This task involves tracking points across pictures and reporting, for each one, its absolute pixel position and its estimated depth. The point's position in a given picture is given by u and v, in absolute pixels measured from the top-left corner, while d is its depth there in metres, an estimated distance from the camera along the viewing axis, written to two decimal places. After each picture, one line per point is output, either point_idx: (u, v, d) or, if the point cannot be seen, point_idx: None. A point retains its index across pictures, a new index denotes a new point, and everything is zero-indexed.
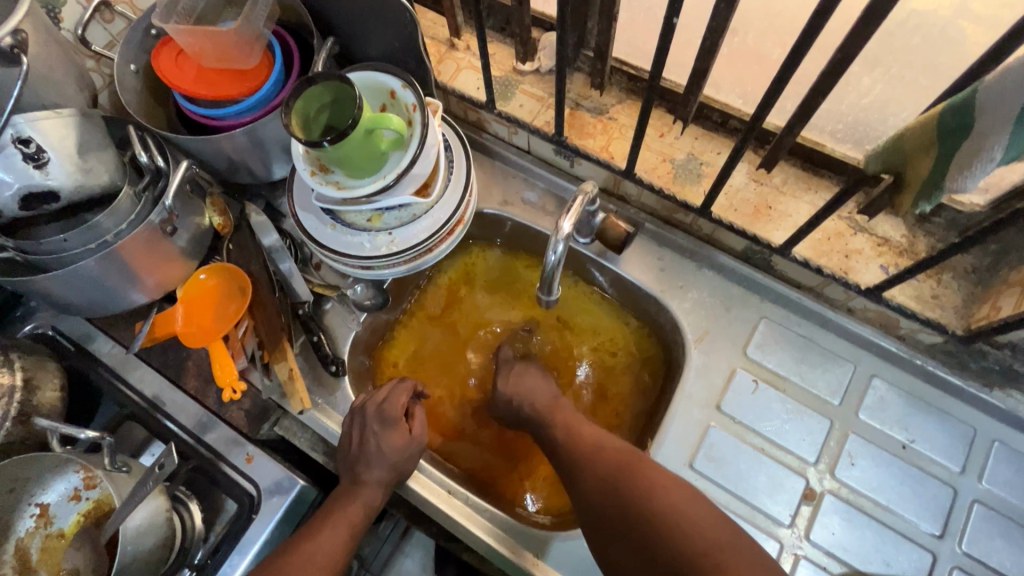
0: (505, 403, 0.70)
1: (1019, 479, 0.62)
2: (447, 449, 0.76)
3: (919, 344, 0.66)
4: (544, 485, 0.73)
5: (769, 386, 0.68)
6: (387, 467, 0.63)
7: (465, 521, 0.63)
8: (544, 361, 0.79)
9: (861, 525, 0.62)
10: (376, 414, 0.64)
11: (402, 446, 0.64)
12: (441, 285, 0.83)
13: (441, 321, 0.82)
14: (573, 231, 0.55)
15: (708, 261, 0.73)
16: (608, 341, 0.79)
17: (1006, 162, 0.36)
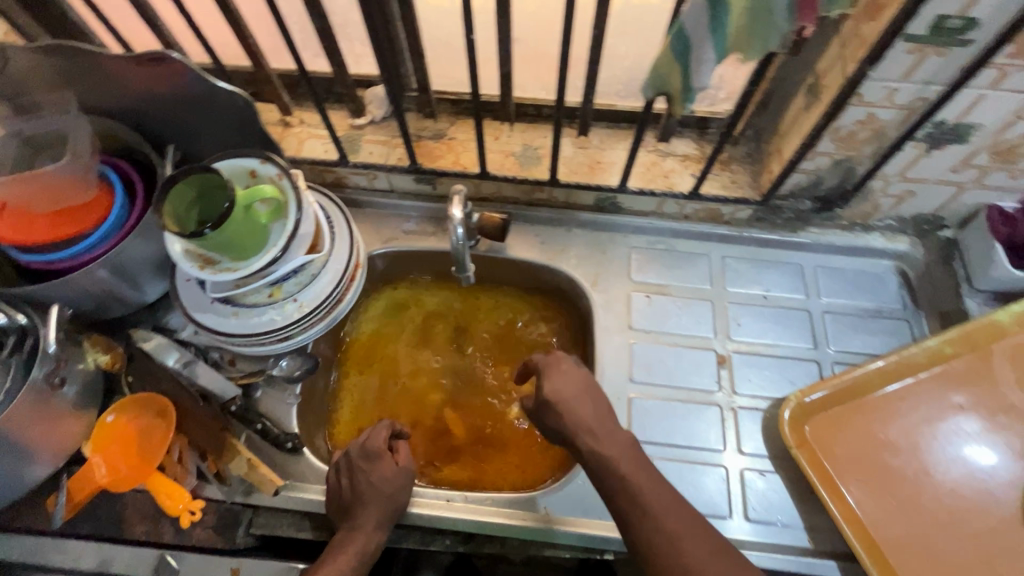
0: (547, 407, 0.68)
1: (841, 285, 0.83)
2: (428, 474, 0.79)
3: (741, 220, 0.85)
4: (529, 453, 0.80)
5: (659, 295, 0.82)
6: (381, 498, 0.64)
7: (466, 514, 0.67)
8: (480, 355, 0.87)
9: (764, 364, 0.78)
10: (361, 453, 0.66)
11: (395, 474, 0.66)
12: (361, 335, 0.87)
13: (376, 364, 0.86)
14: (463, 214, 0.66)
15: (574, 222, 0.87)
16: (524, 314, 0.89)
17: (719, 59, 0.53)
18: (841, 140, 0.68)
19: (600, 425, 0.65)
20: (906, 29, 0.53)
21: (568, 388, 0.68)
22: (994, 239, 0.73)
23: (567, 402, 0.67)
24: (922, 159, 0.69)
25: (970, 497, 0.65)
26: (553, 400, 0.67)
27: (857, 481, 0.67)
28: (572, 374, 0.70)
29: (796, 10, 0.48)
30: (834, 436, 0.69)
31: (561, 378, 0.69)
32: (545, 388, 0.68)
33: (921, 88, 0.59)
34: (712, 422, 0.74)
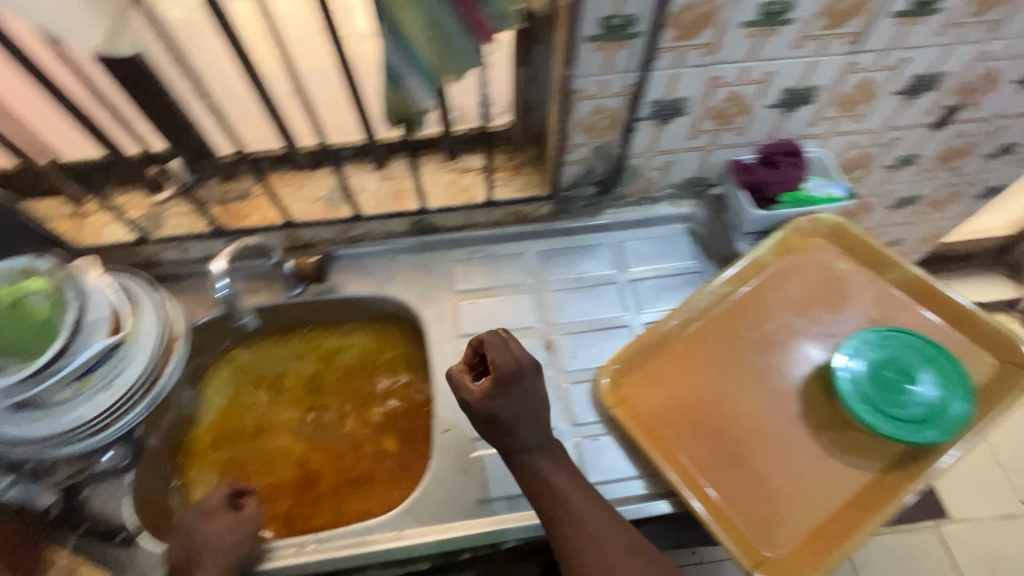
0: (496, 425, 0.65)
1: (642, 254, 0.94)
2: (294, 522, 0.80)
3: (546, 215, 0.93)
4: (389, 475, 0.82)
5: (484, 299, 0.88)
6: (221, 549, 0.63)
7: (319, 554, 0.67)
8: (329, 396, 0.89)
9: (585, 338, 0.86)
10: (195, 513, 0.67)
11: (220, 529, 0.65)
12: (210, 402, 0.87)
13: (226, 434, 0.86)
14: (223, 265, 0.73)
15: (395, 249, 0.91)
16: (365, 345, 0.91)
17: (430, 85, 0.59)
18: (588, 130, 0.77)
19: (539, 442, 0.66)
20: (583, 32, 0.63)
21: (519, 407, 0.64)
22: (740, 186, 0.84)
23: (513, 423, 0.64)
24: (661, 134, 0.80)
25: (773, 413, 0.71)
26: (507, 418, 0.64)
27: (671, 423, 0.73)
28: (535, 391, 0.66)
29: (471, 31, 0.56)
30: (649, 388, 0.76)
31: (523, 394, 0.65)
32: (495, 411, 0.64)
33: (624, 77, 0.70)
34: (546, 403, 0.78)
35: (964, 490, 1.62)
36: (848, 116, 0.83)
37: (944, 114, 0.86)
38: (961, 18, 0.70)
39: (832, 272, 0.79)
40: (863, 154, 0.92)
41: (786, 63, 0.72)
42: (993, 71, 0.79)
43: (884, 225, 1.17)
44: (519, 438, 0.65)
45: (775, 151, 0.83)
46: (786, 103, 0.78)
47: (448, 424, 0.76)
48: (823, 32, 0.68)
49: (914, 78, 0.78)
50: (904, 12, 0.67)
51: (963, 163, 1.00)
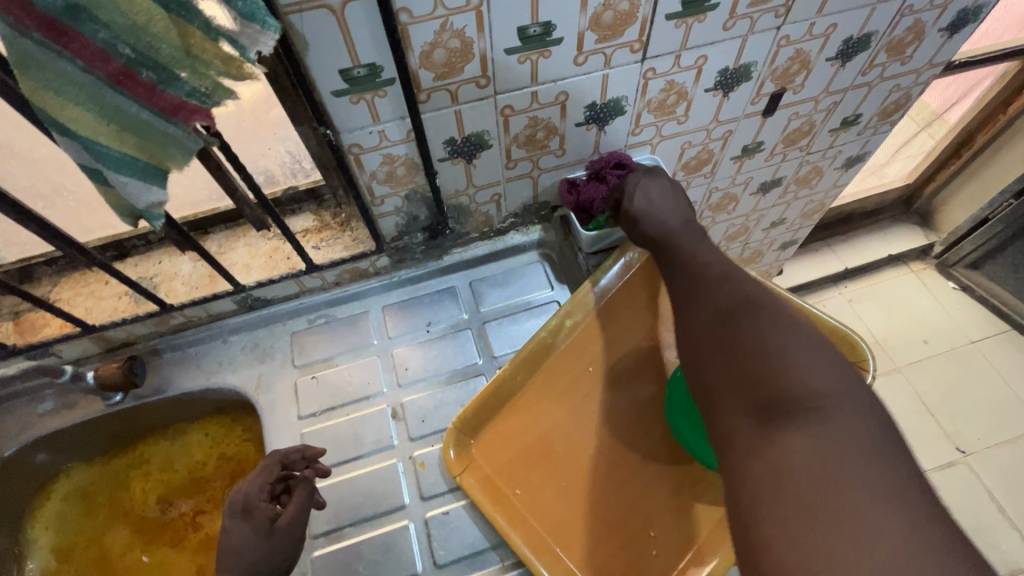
0: (643, 203, 0.66)
1: (494, 291, 0.87)
2: None
3: (386, 267, 0.87)
4: None
5: (325, 371, 0.81)
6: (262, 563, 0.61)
7: None
8: (169, 501, 0.82)
9: (437, 397, 0.79)
10: (234, 510, 0.63)
11: (243, 538, 0.62)
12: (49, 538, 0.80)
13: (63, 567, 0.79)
14: None
15: (226, 330, 0.84)
16: (203, 438, 0.85)
17: (147, 181, 0.52)
18: (389, 180, 0.72)
19: (685, 231, 0.63)
20: (325, 88, 0.57)
21: (654, 202, 0.66)
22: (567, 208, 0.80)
23: (657, 216, 0.65)
24: (473, 169, 0.75)
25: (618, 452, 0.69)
26: (642, 203, 0.66)
27: (521, 478, 0.68)
28: (661, 184, 0.68)
29: (170, 115, 0.49)
30: (500, 446, 0.70)
31: (643, 187, 0.68)
32: (630, 202, 0.67)
33: (399, 123, 0.64)
34: (392, 479, 0.72)
35: None
36: (669, 120, 0.79)
37: (768, 100, 0.83)
38: (742, 10, 0.66)
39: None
40: (702, 150, 0.89)
41: (575, 82, 0.67)
42: (800, 54, 0.76)
43: (757, 209, 1.16)
44: (668, 222, 0.63)
45: (600, 166, 0.76)
46: (594, 119, 0.74)
47: None
48: (600, 46, 0.64)
49: (720, 73, 0.75)
50: (679, 13, 0.63)
51: (810, 141, 0.98)
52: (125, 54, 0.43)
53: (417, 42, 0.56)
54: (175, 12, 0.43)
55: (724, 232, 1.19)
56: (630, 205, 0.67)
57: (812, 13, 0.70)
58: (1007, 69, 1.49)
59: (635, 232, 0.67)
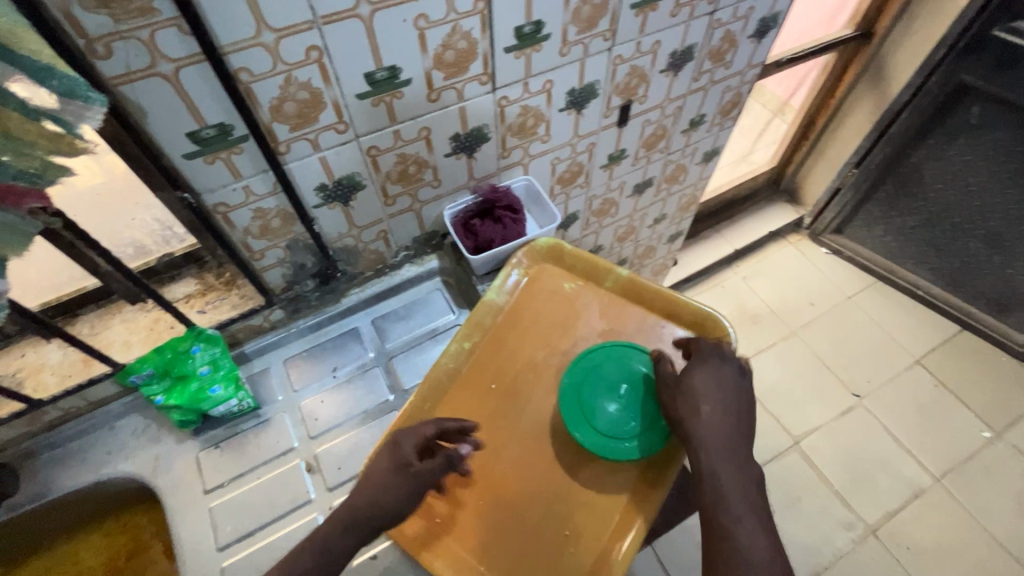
0: (689, 406, 0.64)
1: (398, 322, 0.86)
2: None
3: (282, 320, 0.85)
4: None
5: (231, 440, 0.74)
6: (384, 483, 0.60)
7: None
8: None
9: (354, 441, 0.74)
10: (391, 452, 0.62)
11: (398, 484, 0.60)
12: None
13: None
14: None
15: (111, 417, 0.75)
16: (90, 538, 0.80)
17: None
18: (264, 233, 0.73)
19: (726, 420, 0.64)
20: (175, 153, 0.59)
21: (713, 416, 0.64)
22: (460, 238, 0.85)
23: (706, 395, 0.64)
24: (350, 211, 0.78)
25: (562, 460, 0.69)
26: (685, 420, 0.63)
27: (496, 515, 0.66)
28: (710, 376, 0.66)
29: None
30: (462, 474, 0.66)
31: (693, 385, 0.65)
32: (689, 380, 0.66)
33: (235, 118, 0.59)
34: (314, 537, 0.68)
35: (803, 398, 1.85)
36: (532, 140, 0.88)
37: (619, 112, 0.95)
38: (572, 38, 0.75)
39: (561, 295, 0.80)
40: (571, 163, 1.00)
41: (434, 117, 0.73)
42: (636, 69, 0.88)
43: (637, 209, 1.30)
44: (703, 412, 0.63)
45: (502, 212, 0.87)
46: (460, 149, 0.80)
47: None
48: (449, 82, 0.70)
49: (569, 93, 0.84)
50: (516, 46, 0.71)
51: (667, 143, 1.13)
52: None
53: (264, 97, 0.59)
54: None
55: (613, 235, 1.34)
56: (694, 379, 0.66)
57: (637, 31, 0.81)
58: (828, 61, 1.74)
59: (682, 403, 0.65)
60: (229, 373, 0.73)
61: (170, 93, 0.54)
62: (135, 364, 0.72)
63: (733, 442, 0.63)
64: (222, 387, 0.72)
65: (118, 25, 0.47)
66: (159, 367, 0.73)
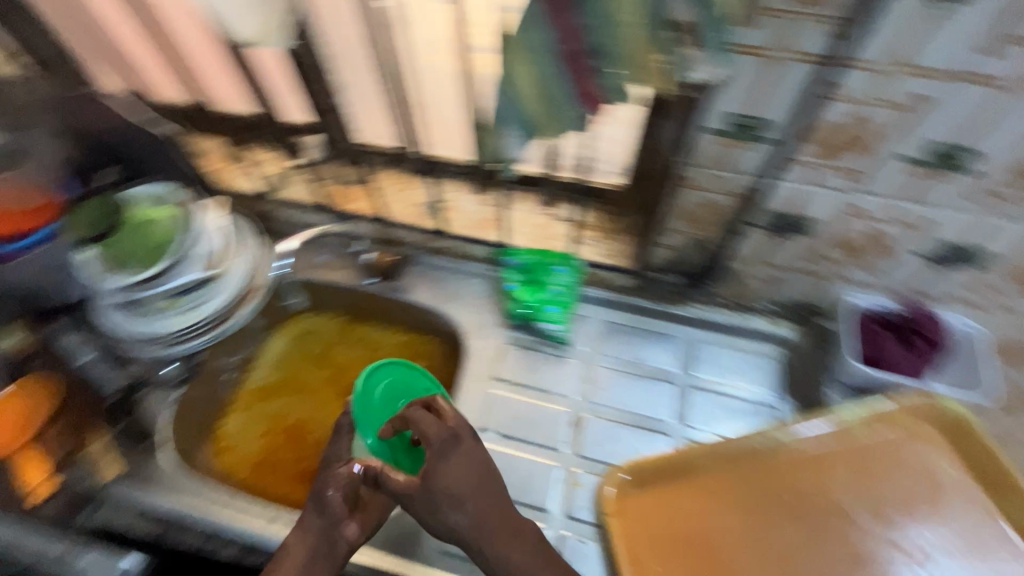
0: (444, 487, 0.61)
1: (715, 364, 0.83)
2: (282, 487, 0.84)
3: (626, 289, 0.88)
4: None
5: (531, 351, 0.85)
6: (332, 516, 0.66)
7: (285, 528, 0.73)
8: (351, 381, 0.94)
9: (616, 430, 0.78)
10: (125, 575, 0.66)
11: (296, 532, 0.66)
12: (271, 372, 0.96)
13: (269, 392, 0.94)
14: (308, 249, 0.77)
15: (469, 273, 0.93)
16: (400, 342, 0.96)
17: (527, 138, 0.58)
18: (690, 220, 0.71)
19: (486, 505, 0.63)
20: (705, 123, 0.58)
21: (458, 483, 0.62)
22: (858, 321, 0.74)
23: (465, 481, 0.62)
24: (773, 247, 0.71)
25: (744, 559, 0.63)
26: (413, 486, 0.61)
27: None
28: (459, 464, 0.63)
29: (579, 98, 0.54)
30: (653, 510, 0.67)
31: (433, 468, 0.62)
32: (437, 462, 0.62)
33: (782, 118, 0.55)
34: (546, 479, 0.74)
35: None
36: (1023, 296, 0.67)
37: None
38: None
39: (922, 471, 0.66)
40: None
41: (945, 214, 0.60)
42: None
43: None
44: (460, 487, 0.62)
45: (913, 325, 0.72)
46: (937, 258, 0.66)
47: None
48: (1002, 190, 0.56)
49: None
50: None
51: None
52: (592, 40, 0.48)
53: (819, 118, 0.54)
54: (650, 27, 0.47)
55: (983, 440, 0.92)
56: (439, 482, 0.61)
57: None
58: None
59: (422, 483, 0.61)
60: (568, 301, 0.83)
61: (757, 74, 0.52)
62: (516, 249, 0.85)
63: (472, 494, 0.62)
64: (559, 310, 0.83)
65: (767, 45, 0.50)
66: (530, 263, 0.84)
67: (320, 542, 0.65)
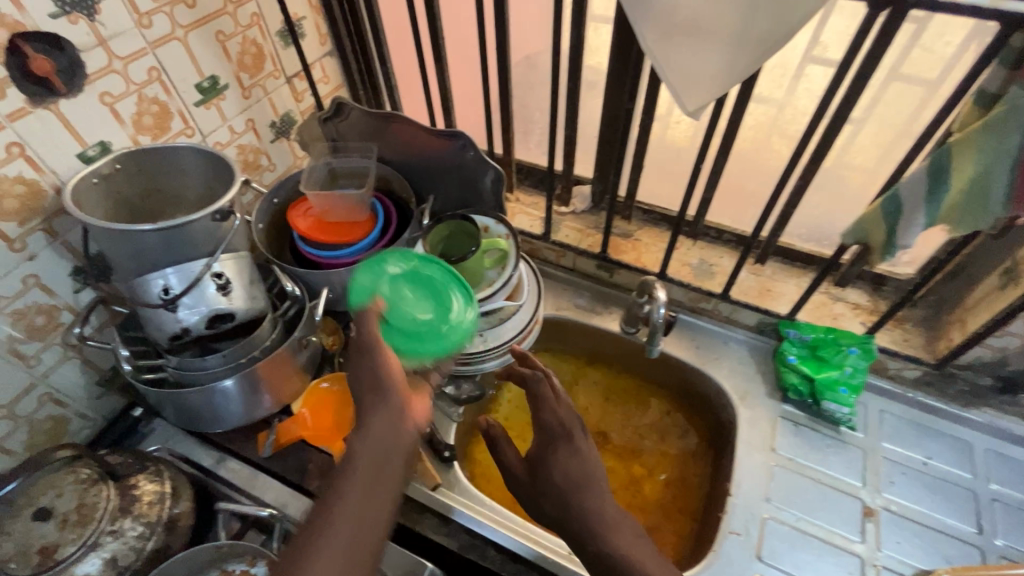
0: (555, 471, 0.62)
1: (1017, 478, 0.78)
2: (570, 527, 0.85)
3: (908, 380, 0.85)
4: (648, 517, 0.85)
5: (807, 428, 0.84)
6: (400, 407, 0.57)
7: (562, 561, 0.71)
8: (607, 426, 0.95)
9: (914, 531, 0.74)
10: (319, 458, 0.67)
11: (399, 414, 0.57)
12: (510, 415, 0.97)
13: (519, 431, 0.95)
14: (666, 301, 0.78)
15: (731, 337, 0.94)
16: (650, 392, 0.97)
17: (928, 224, 0.60)
18: None
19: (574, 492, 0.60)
20: None
21: (573, 471, 0.62)
22: None
23: (552, 439, 0.64)
24: None
25: None
26: (558, 465, 0.62)
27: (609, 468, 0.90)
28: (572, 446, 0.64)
29: (1014, 201, 0.54)
30: None
31: (566, 445, 0.63)
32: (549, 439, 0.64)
33: None
34: (848, 571, 0.72)
35: None
36: None
37: None
38: None
39: None
40: None
41: None
42: None
43: None
44: (578, 473, 0.61)
45: None
46: None
47: (737, 529, 0.75)
48: None
49: None
50: None
51: None
52: None
53: None
54: None
55: None
56: (545, 470, 0.62)
57: None
58: None
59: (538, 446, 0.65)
60: (859, 387, 0.82)
61: None
62: (801, 325, 0.86)
63: (589, 481, 0.61)
64: (849, 392, 0.82)
65: None
66: (816, 341, 0.85)
67: (387, 454, 0.55)
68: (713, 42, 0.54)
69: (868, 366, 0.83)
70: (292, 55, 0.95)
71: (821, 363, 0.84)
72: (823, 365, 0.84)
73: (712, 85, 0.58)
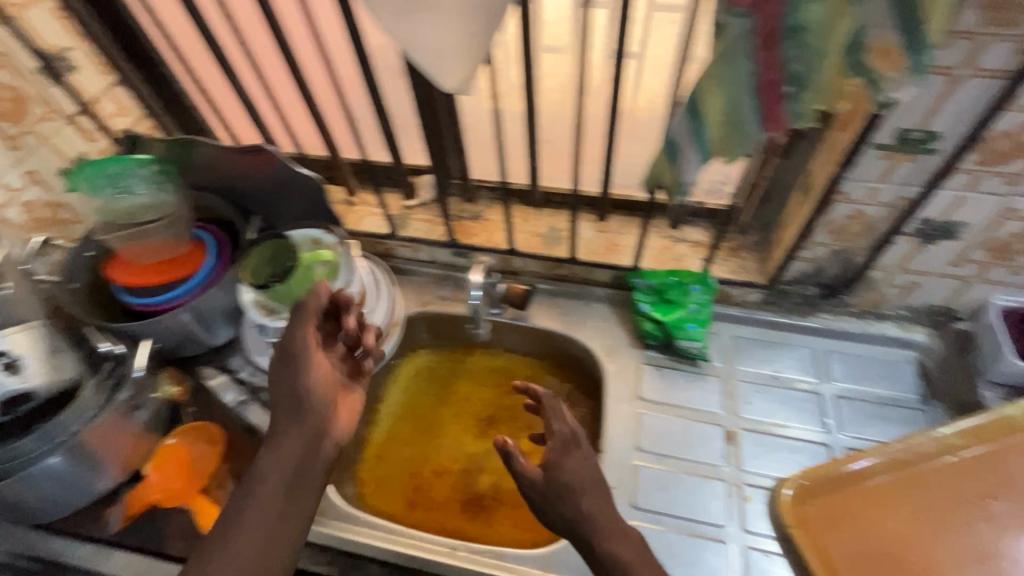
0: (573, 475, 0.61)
1: (854, 372, 0.85)
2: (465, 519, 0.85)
3: (752, 303, 0.90)
4: None
5: (669, 369, 0.87)
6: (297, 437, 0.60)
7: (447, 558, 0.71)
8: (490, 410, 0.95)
9: (770, 443, 0.79)
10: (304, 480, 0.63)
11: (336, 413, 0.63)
12: (390, 426, 0.94)
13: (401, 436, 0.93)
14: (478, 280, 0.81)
15: (592, 296, 0.95)
16: (524, 366, 0.97)
17: (703, 159, 0.62)
18: (836, 232, 0.74)
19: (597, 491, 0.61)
20: (874, 139, 0.62)
21: (578, 478, 0.61)
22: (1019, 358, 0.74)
23: (564, 449, 0.64)
24: (921, 253, 0.73)
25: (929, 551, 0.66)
26: (561, 468, 0.62)
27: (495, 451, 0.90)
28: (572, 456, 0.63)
29: (765, 121, 0.56)
30: (833, 525, 0.68)
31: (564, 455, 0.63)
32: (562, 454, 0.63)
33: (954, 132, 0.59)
34: (715, 496, 0.75)
35: None
36: None
37: None
38: None
39: None
40: None
41: None
42: None
43: None
44: (576, 480, 0.61)
45: None
46: None
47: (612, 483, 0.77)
48: None
49: None
50: None
51: None
52: (791, 69, 0.52)
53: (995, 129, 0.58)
54: (850, 51, 0.51)
55: None
56: (564, 472, 0.61)
57: None
58: None
59: (555, 457, 0.63)
60: (706, 319, 0.85)
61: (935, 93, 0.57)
62: (647, 273, 0.88)
63: (604, 487, 0.61)
64: (697, 327, 0.85)
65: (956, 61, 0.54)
66: (661, 286, 0.87)
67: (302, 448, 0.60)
68: (449, 14, 0.52)
69: (712, 299, 0.87)
70: (63, 92, 0.85)
71: (670, 305, 0.86)
72: (672, 307, 0.86)
73: (465, 56, 0.56)
